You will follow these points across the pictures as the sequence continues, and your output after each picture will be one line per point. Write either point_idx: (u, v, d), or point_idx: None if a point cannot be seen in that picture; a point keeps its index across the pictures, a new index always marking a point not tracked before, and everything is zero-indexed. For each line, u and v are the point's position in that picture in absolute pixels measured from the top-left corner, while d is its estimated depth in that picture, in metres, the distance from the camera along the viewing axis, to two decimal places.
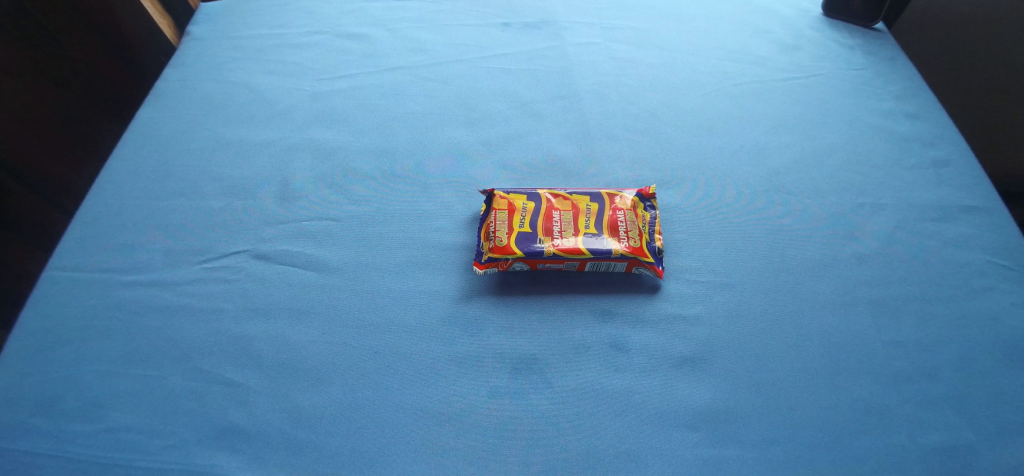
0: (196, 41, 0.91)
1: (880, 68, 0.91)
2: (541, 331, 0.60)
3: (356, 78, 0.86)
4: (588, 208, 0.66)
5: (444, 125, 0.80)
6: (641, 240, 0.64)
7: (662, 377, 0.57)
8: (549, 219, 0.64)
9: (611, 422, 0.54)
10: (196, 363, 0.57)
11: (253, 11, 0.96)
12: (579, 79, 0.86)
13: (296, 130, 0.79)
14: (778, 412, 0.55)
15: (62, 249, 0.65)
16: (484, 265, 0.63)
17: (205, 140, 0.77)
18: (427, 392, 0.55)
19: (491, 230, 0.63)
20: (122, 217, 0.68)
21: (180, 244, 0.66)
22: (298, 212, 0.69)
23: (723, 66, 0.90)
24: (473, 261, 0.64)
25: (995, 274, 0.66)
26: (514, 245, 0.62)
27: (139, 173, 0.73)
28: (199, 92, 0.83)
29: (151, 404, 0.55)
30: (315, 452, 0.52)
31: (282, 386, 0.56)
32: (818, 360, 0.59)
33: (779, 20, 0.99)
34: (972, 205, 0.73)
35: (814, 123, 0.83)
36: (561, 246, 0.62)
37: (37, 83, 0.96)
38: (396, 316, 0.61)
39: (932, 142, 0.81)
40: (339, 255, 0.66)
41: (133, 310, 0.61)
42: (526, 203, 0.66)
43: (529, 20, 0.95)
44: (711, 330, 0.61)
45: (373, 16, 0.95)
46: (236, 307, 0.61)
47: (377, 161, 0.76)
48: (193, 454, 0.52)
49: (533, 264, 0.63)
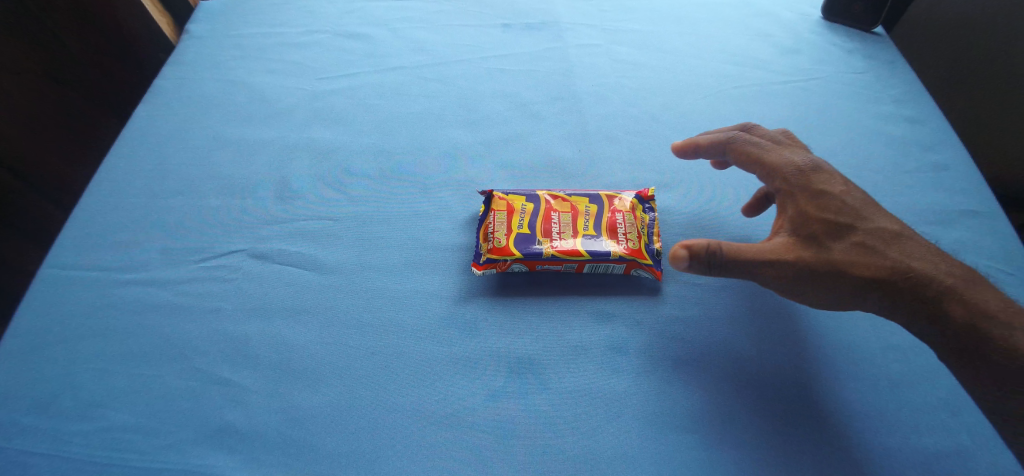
0: (194, 39, 0.91)
1: (880, 72, 0.91)
2: (540, 332, 0.60)
3: (357, 78, 0.85)
4: (587, 210, 0.66)
5: (444, 126, 0.80)
6: (640, 242, 0.64)
7: (660, 380, 0.57)
8: (548, 221, 0.64)
9: (610, 424, 0.54)
10: (194, 362, 0.57)
11: (253, 9, 0.96)
12: (579, 81, 0.86)
13: (296, 130, 0.78)
14: (774, 416, 0.55)
15: (58, 247, 0.65)
16: (483, 266, 0.63)
17: (204, 139, 0.77)
18: (426, 393, 0.55)
19: (490, 231, 0.63)
20: (118, 215, 0.68)
21: (178, 243, 0.66)
22: (298, 211, 0.69)
23: (723, 69, 0.90)
24: (472, 262, 0.64)
25: (992, 278, 0.67)
26: (513, 247, 0.62)
27: (137, 171, 0.73)
28: (197, 91, 0.83)
29: (147, 403, 0.55)
30: (312, 452, 0.52)
31: (280, 387, 0.55)
32: (816, 363, 0.59)
33: (779, 23, 0.99)
34: (970, 209, 0.73)
35: (813, 127, 0.83)
36: (560, 248, 0.62)
37: (38, 82, 0.98)
38: (395, 317, 0.61)
39: (931, 146, 0.81)
40: (338, 256, 0.65)
41: (130, 309, 0.60)
42: (525, 204, 0.66)
43: (530, 21, 0.94)
44: (709, 333, 0.61)
45: (374, 16, 0.95)
46: (234, 306, 0.61)
47: (377, 160, 0.76)
48: (190, 454, 0.52)
49: (531, 265, 0.63)
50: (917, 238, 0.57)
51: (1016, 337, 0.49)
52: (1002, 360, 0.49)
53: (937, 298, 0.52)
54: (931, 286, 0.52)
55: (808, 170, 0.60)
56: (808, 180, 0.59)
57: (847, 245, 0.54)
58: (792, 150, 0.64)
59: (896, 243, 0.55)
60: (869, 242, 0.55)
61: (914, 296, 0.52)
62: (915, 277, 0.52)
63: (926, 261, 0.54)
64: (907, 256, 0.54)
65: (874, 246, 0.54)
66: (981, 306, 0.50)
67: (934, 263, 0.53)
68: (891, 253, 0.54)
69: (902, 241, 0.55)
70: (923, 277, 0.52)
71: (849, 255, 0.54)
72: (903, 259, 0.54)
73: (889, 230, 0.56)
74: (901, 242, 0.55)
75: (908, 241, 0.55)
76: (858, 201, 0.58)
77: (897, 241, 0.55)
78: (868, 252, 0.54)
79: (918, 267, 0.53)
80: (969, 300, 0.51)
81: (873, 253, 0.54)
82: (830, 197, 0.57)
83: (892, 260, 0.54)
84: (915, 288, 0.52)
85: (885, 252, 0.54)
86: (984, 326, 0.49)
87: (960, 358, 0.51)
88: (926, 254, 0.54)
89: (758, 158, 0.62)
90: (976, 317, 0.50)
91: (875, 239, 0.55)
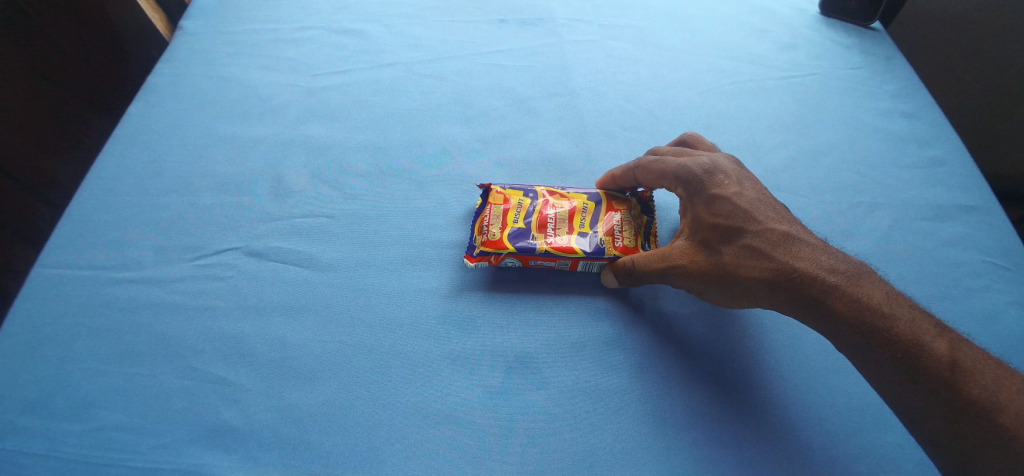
0: (186, 36, 0.90)
1: (877, 67, 0.91)
2: (538, 330, 0.59)
3: (352, 75, 0.85)
4: (584, 207, 0.65)
5: (440, 122, 0.79)
6: (635, 241, 0.64)
7: (656, 377, 0.57)
8: (544, 217, 0.64)
9: (606, 422, 0.54)
10: (187, 361, 0.57)
11: (246, 5, 0.95)
12: (576, 77, 0.86)
13: (290, 126, 0.78)
14: (767, 412, 0.55)
15: (50, 246, 0.64)
16: (475, 259, 0.62)
17: (198, 136, 0.76)
18: (423, 391, 0.55)
19: (484, 224, 0.63)
20: (111, 214, 0.67)
21: (171, 242, 0.65)
22: (293, 208, 0.69)
23: (719, 65, 0.90)
24: (465, 255, 0.63)
25: (990, 274, 0.67)
26: (507, 241, 0.61)
27: (131, 169, 0.72)
28: (191, 88, 0.82)
29: (140, 403, 0.54)
30: (309, 451, 0.51)
31: (276, 385, 0.55)
32: (813, 359, 0.59)
33: (776, 19, 0.98)
34: (968, 204, 0.73)
35: (810, 122, 0.83)
36: (554, 244, 0.61)
37: (33, 79, 0.97)
38: (390, 315, 0.60)
39: (929, 141, 0.81)
40: (333, 253, 0.65)
41: (123, 308, 0.60)
42: (521, 199, 0.65)
43: (526, 17, 0.94)
44: (706, 328, 0.60)
45: (369, 12, 0.94)
46: (228, 304, 0.60)
47: (372, 157, 0.75)
48: (185, 454, 0.51)
49: (524, 260, 0.62)
50: (810, 235, 0.55)
51: (899, 328, 0.48)
52: (887, 352, 0.48)
53: (822, 296, 0.51)
54: (815, 286, 0.51)
55: (704, 173, 0.59)
56: (704, 184, 0.58)
57: (733, 249, 0.55)
58: (699, 152, 0.64)
59: (785, 243, 0.54)
60: (756, 244, 0.54)
61: (799, 296, 0.52)
62: (799, 277, 0.52)
63: (814, 259, 0.53)
64: (796, 256, 0.53)
65: (761, 248, 0.54)
66: (865, 301, 0.50)
67: (822, 260, 0.53)
68: (778, 255, 0.53)
69: (793, 241, 0.54)
70: (807, 277, 0.52)
71: (734, 258, 0.54)
72: (791, 260, 0.53)
73: (780, 230, 0.55)
74: (790, 243, 0.54)
75: (797, 240, 0.54)
76: (750, 202, 0.57)
77: (787, 242, 0.54)
78: (755, 254, 0.54)
79: (805, 267, 0.52)
80: (853, 295, 0.50)
81: (760, 255, 0.54)
82: (722, 200, 0.57)
83: (779, 261, 0.53)
84: (801, 289, 0.52)
85: (772, 253, 0.54)
86: (870, 321, 0.49)
87: (852, 356, 0.50)
88: (815, 252, 0.53)
89: (656, 165, 0.61)
90: (859, 312, 0.49)
91: (763, 241, 0.54)
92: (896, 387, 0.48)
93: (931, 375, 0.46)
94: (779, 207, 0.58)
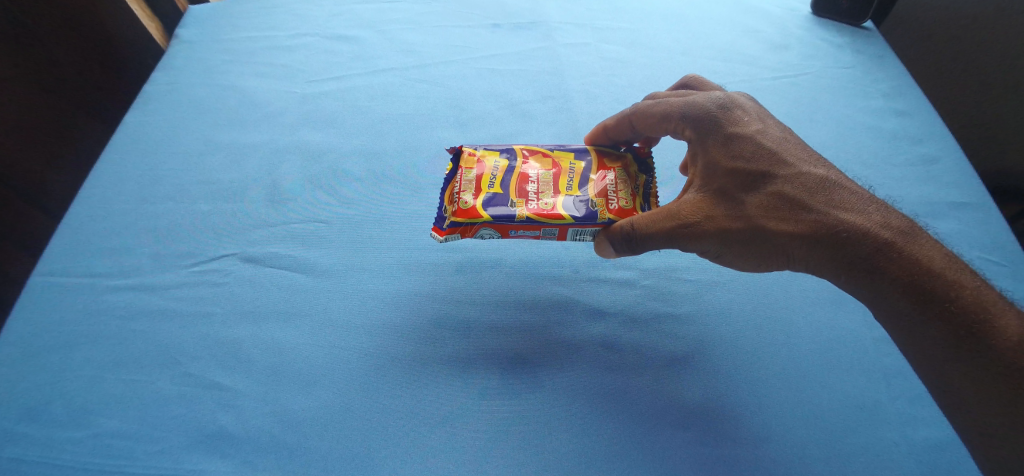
0: (183, 44, 0.90)
1: (869, 66, 0.91)
2: (529, 332, 0.60)
3: (346, 80, 0.85)
4: (571, 168, 0.63)
5: (434, 126, 0.80)
6: (633, 202, 0.61)
7: (651, 377, 0.57)
8: (524, 181, 0.61)
9: (604, 421, 0.54)
10: (185, 368, 0.57)
11: (243, 13, 0.95)
12: (568, 79, 0.87)
13: (285, 133, 0.78)
14: (759, 414, 0.55)
15: (48, 254, 0.65)
16: (445, 232, 0.58)
17: (195, 144, 0.76)
18: (418, 395, 0.55)
19: (456, 192, 0.59)
20: (109, 222, 0.68)
21: (169, 248, 0.66)
22: (288, 214, 0.69)
23: (712, 66, 0.91)
24: (434, 227, 0.59)
25: (984, 270, 0.67)
26: (481, 209, 0.58)
27: (128, 177, 0.72)
28: (188, 95, 0.82)
29: (139, 409, 0.54)
30: (306, 456, 0.52)
31: (272, 390, 0.55)
32: (809, 357, 0.60)
33: (768, 19, 0.99)
34: (960, 201, 0.74)
35: (803, 121, 0.83)
36: (536, 210, 0.58)
37: (33, 88, 0.99)
38: (384, 318, 0.60)
39: (920, 138, 0.81)
40: (327, 259, 0.65)
41: (122, 316, 0.60)
42: (498, 160, 0.62)
43: (520, 21, 0.95)
44: (702, 327, 0.61)
45: (362, 18, 0.95)
46: (225, 310, 0.61)
47: (366, 162, 0.76)
48: (183, 460, 0.51)
49: (501, 230, 0.59)
50: (850, 182, 0.55)
51: (964, 298, 0.47)
52: (946, 322, 0.47)
53: (872, 255, 0.50)
54: (862, 240, 0.50)
55: (719, 109, 0.59)
56: (721, 124, 0.59)
57: (757, 198, 0.55)
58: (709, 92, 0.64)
59: (824, 191, 0.54)
60: (786, 191, 0.54)
61: (839, 252, 0.51)
62: (843, 231, 0.51)
63: (856, 209, 0.52)
64: (835, 205, 0.53)
65: (796, 197, 0.54)
66: (924, 262, 0.48)
67: (868, 211, 0.52)
68: (819, 206, 0.53)
69: (831, 188, 0.54)
70: (854, 232, 0.51)
71: (763, 209, 0.54)
72: (831, 210, 0.53)
73: (816, 176, 0.55)
74: (830, 190, 0.54)
75: (836, 187, 0.54)
76: (772, 142, 0.58)
77: (826, 189, 0.54)
78: (785, 204, 0.54)
79: (848, 220, 0.52)
80: (909, 255, 0.49)
81: (793, 207, 0.54)
82: (742, 140, 0.57)
83: (817, 212, 0.53)
84: (843, 244, 0.51)
85: (810, 204, 0.53)
86: (926, 282, 0.48)
87: (891, 322, 0.50)
88: (860, 202, 0.53)
89: (657, 108, 0.61)
90: (915, 273, 0.48)
91: (796, 188, 0.54)
92: (948, 368, 0.47)
93: (1002, 354, 0.45)
94: (806, 149, 0.59)
